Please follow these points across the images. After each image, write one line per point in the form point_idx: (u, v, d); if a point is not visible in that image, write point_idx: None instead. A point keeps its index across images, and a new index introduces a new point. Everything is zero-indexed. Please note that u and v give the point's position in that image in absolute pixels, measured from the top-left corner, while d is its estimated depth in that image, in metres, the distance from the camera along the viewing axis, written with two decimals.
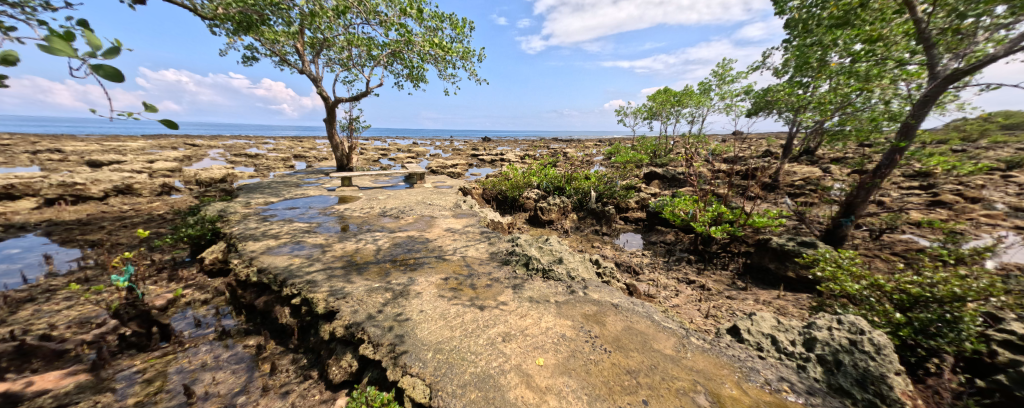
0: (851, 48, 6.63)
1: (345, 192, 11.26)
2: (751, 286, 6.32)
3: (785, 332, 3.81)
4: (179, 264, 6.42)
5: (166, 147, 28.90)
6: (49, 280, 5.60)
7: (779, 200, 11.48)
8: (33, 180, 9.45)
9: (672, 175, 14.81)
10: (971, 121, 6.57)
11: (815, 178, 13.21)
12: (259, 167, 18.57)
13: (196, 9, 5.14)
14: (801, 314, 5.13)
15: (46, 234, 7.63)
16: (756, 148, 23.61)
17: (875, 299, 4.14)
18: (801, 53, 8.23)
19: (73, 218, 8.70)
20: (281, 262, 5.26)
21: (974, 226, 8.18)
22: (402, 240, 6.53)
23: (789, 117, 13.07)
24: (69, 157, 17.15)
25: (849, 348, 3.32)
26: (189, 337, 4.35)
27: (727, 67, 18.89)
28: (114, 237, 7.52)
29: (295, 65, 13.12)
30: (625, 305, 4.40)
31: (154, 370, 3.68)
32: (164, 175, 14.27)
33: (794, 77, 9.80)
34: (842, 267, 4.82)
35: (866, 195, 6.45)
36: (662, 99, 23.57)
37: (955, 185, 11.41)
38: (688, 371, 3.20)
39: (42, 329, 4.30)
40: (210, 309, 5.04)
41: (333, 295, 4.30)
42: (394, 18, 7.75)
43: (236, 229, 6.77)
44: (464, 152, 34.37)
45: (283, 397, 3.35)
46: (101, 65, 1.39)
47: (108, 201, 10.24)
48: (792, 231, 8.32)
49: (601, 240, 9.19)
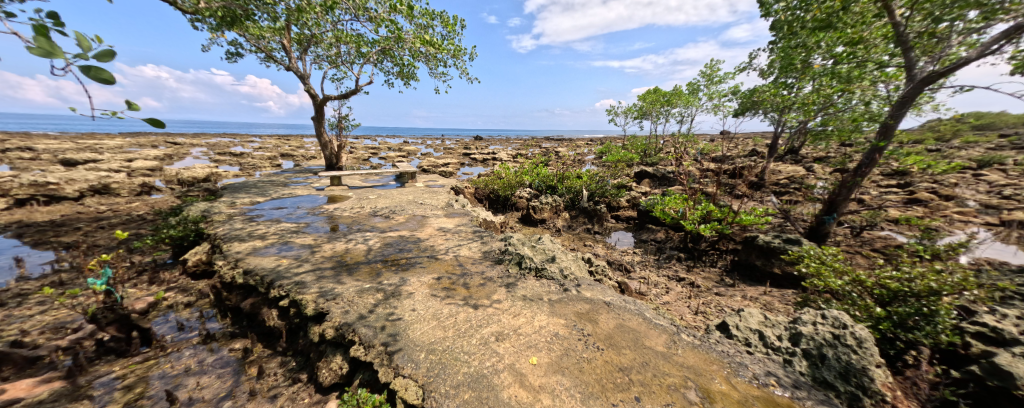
0: (833, 51, 6.77)
1: (334, 192, 11.03)
2: (739, 283, 6.47)
3: (772, 327, 3.89)
4: (160, 267, 6.23)
5: (143, 145, 28.05)
6: (20, 283, 5.36)
7: (764, 198, 11.78)
8: (2, 179, 9.00)
9: (662, 174, 15.07)
10: (945, 122, 6.79)
11: (800, 177, 13.53)
12: (244, 166, 18.14)
13: (177, 3, 4.77)
14: (786, 309, 5.27)
15: (17, 236, 7.30)
16: (742, 148, 24.15)
17: (857, 294, 4.26)
18: (786, 54, 8.39)
19: (46, 219, 8.34)
20: (268, 263, 5.14)
21: (947, 223, 8.52)
22: (393, 239, 6.46)
23: (774, 117, 13.43)
24: (41, 155, 16.41)
25: (833, 342, 3.43)
26: (171, 341, 4.21)
27: (715, 68, 19.39)
28: (91, 238, 7.25)
29: (281, 62, 12.78)
30: (617, 304, 4.43)
31: (134, 376, 3.56)
32: (144, 174, 13.78)
33: (779, 78, 10.06)
34: (826, 263, 4.93)
35: (848, 193, 6.67)
36: (652, 99, 23.96)
37: (929, 183, 11.92)
38: (679, 367, 3.26)
39: (13, 336, 4.11)
40: (193, 313, 4.88)
41: (323, 296, 4.23)
42: (384, 15, 7.66)
43: (221, 230, 6.60)
44: (457, 150, 34.16)
45: (272, 400, 3.29)
46: (90, 69, 1.35)
47: (83, 201, 9.83)
48: (777, 228, 8.55)
49: (592, 238, 9.29)
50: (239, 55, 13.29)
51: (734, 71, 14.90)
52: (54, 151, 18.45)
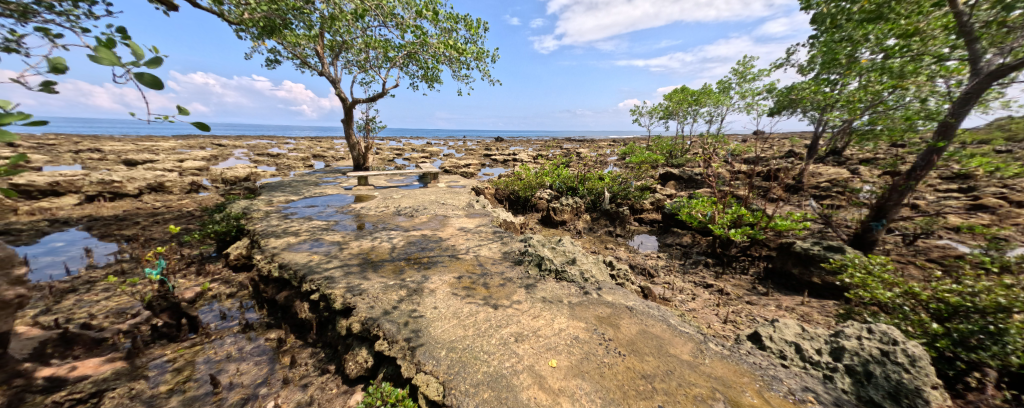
0: (883, 44, 6.26)
1: (361, 192, 11.45)
2: (773, 291, 6.11)
3: (810, 340, 3.64)
4: (206, 259, 6.74)
5: (193, 147, 30.39)
6: (89, 271, 5.97)
7: (802, 202, 11.05)
8: (76, 178, 10.05)
9: (689, 176, 14.51)
10: (1019, 119, 6.08)
11: (843, 180, 12.59)
12: (280, 166, 19.26)
13: (223, 15, 5.16)
14: (826, 321, 4.91)
15: (87, 228, 8.13)
16: (778, 149, 22.79)
17: (909, 308, 3.92)
18: (829, 48, 7.84)
19: (111, 214, 9.23)
20: (301, 258, 5.42)
21: (1019, 233, 7.63)
22: (416, 239, 6.62)
23: (814, 116, 12.58)
24: (107, 156, 18.20)
25: (880, 359, 3.16)
26: (215, 329, 4.54)
27: (749, 65, 18.41)
28: (147, 232, 7.96)
29: (315, 67, 13.46)
30: (640, 309, 4.31)
31: (183, 360, 3.87)
32: (193, 173, 14.93)
33: (820, 74, 9.42)
34: (873, 274, 4.54)
35: (899, 198, 6.13)
36: (679, 98, 23.14)
37: (998, 188, 10.74)
38: (706, 377, 3.13)
39: (83, 318, 4.58)
40: (234, 303, 5.23)
41: (350, 291, 4.40)
42: (410, 20, 7.88)
43: (259, 226, 7.04)
44: (478, 152, 34.50)
45: (303, 389, 3.47)
46: (141, 74, 1.49)
47: (141, 198, 10.80)
48: (817, 235, 7.99)
49: (614, 241, 9.09)
50: (277, 62, 14.14)
51: (770, 67, 14.07)
52: (118, 151, 20.45)
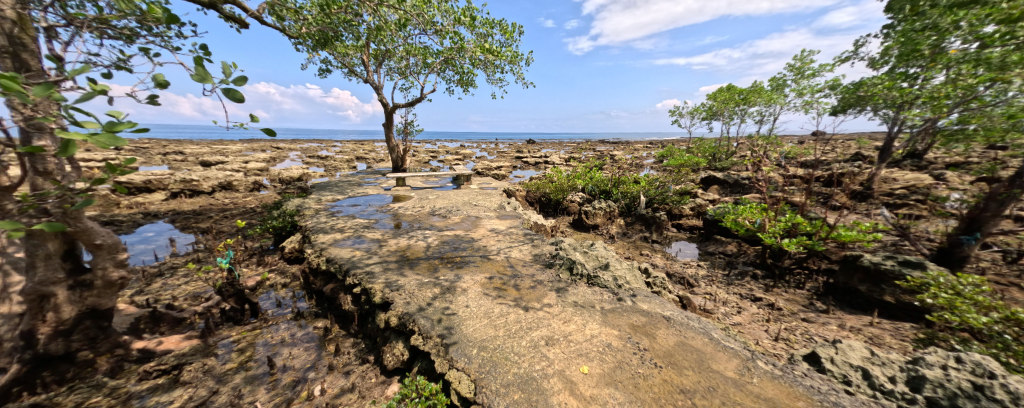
0: (977, 31, 5.44)
1: (399, 192, 12.01)
2: (834, 309, 5.50)
3: (881, 366, 3.24)
4: (264, 251, 7.44)
5: (256, 149, 33.76)
6: (172, 259, 6.85)
7: (871, 211, 9.86)
8: (164, 177, 11.58)
9: (734, 180, 13.55)
10: None
11: (923, 186, 11.05)
12: (328, 167, 20.77)
13: (285, 29, 5.69)
14: (901, 346, 4.33)
15: (171, 221, 9.33)
16: (841, 152, 20.55)
17: (1011, 337, 3.35)
18: (906, 38, 6.96)
19: (190, 209, 10.52)
20: (345, 254, 5.81)
21: None
22: (449, 238, 6.81)
23: (887, 114, 11.21)
24: (188, 158, 20.74)
25: (972, 394, 2.74)
26: (272, 315, 5.00)
27: (806, 60, 16.83)
28: (218, 225, 8.95)
29: (360, 75, 14.38)
30: (678, 319, 4.10)
31: (245, 341, 4.30)
32: (255, 173, 16.58)
33: (895, 68, 8.38)
34: (962, 295, 3.93)
35: (998, 208, 5.26)
36: (724, 97, 21.70)
37: None
38: (754, 398, 2.90)
39: (168, 299, 5.26)
40: (287, 292, 5.72)
41: (389, 287, 4.64)
42: (448, 27, 8.15)
43: (309, 223, 7.64)
44: (510, 154, 34.78)
45: (346, 376, 3.71)
46: (229, 89, 1.68)
47: (214, 195, 12.19)
48: (889, 248, 7.08)
49: (650, 247, 8.72)
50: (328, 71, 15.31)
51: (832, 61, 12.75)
52: (195, 154, 23.23)
